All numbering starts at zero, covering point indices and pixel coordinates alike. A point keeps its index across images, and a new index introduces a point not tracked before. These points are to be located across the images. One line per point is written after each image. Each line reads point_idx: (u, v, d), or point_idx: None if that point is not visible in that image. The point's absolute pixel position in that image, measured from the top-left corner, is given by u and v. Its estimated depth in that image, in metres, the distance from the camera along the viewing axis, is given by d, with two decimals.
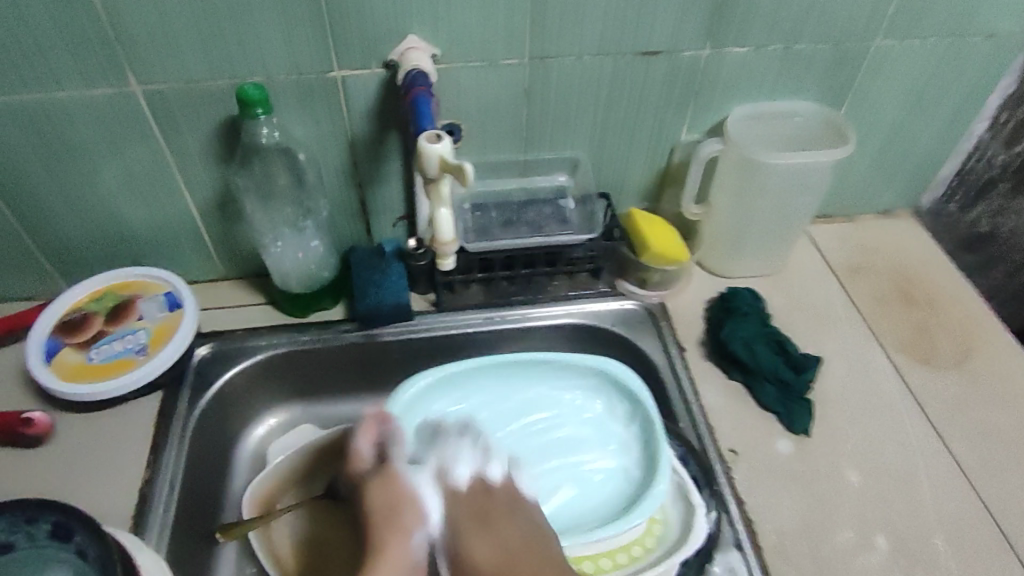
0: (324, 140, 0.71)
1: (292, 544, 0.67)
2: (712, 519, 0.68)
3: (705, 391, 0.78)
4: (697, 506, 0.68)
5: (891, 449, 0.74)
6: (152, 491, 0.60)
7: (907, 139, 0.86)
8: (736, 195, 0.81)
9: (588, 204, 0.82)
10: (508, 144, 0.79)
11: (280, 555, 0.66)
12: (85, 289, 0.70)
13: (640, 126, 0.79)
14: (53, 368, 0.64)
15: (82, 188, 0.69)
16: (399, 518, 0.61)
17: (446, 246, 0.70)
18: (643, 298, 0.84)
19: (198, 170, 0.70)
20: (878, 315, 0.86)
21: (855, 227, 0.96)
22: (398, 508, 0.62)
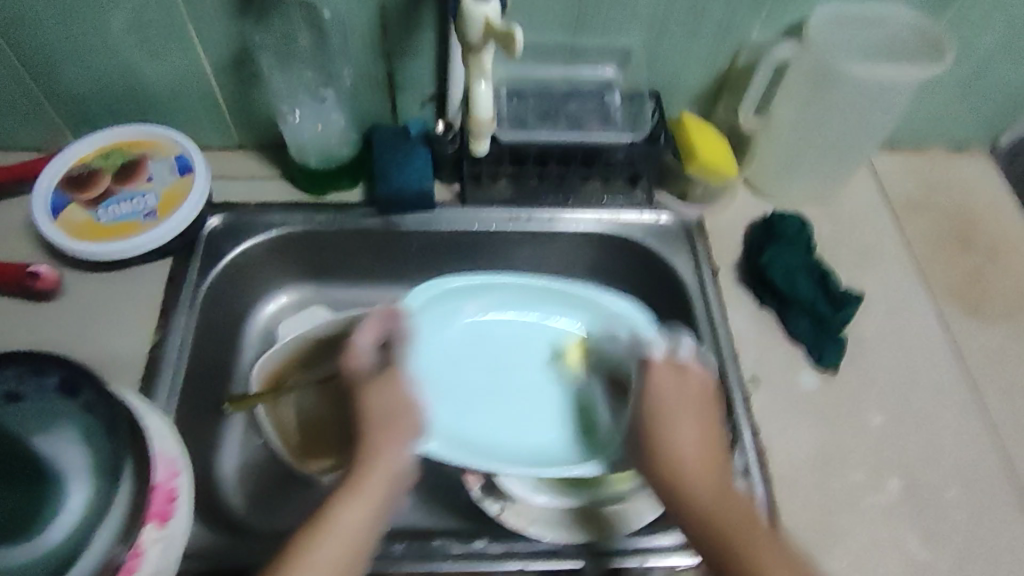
0: (354, 3, 0.67)
1: (298, 420, 0.74)
2: (722, 443, 0.64)
3: (733, 316, 0.73)
4: None
5: (922, 394, 0.70)
6: (162, 355, 0.66)
7: (1007, 64, 0.76)
8: (801, 105, 0.73)
9: (636, 102, 0.75)
10: (556, 26, 0.71)
11: (286, 428, 0.74)
12: (92, 146, 0.74)
13: (708, 18, 0.70)
14: (61, 224, 0.70)
15: (93, 30, 0.67)
16: (404, 419, 0.58)
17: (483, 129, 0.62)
18: (681, 212, 0.78)
19: (212, 22, 0.67)
20: (930, 255, 0.78)
21: (924, 160, 0.86)
22: (397, 414, 0.58)
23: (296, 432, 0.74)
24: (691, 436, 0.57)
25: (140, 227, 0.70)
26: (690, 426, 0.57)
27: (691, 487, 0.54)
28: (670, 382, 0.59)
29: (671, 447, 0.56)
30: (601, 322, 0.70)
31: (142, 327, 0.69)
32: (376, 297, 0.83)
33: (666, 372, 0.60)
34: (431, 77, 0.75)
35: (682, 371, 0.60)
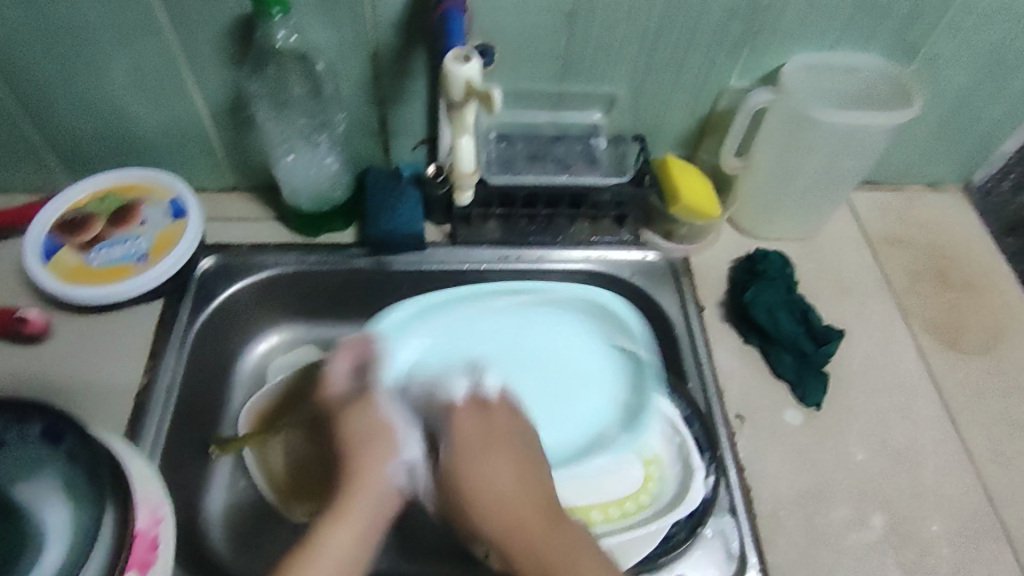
0: (346, 52, 0.69)
1: (285, 461, 0.74)
2: (710, 484, 0.65)
3: (718, 353, 0.74)
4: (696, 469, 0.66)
5: (905, 429, 0.71)
6: (150, 396, 0.67)
7: (975, 107, 0.79)
8: (780, 149, 0.75)
9: (620, 146, 0.79)
10: (541, 74, 0.73)
11: (272, 469, 0.74)
12: (85, 190, 0.75)
13: (688, 65, 0.73)
14: (53, 267, 0.70)
15: (89, 77, 0.69)
16: (381, 442, 0.59)
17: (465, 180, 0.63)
18: (667, 251, 0.80)
19: (207, 69, 0.69)
20: (908, 290, 0.80)
21: (899, 197, 0.89)
22: (375, 434, 0.60)
23: (283, 472, 0.74)
24: (507, 477, 0.53)
25: (133, 270, 0.71)
26: (489, 464, 0.54)
27: (503, 486, 0.53)
28: (473, 429, 0.57)
29: (484, 490, 0.53)
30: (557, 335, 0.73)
31: (132, 370, 0.69)
32: None
33: (469, 423, 0.58)
34: (421, 122, 0.77)
35: (484, 409, 0.59)
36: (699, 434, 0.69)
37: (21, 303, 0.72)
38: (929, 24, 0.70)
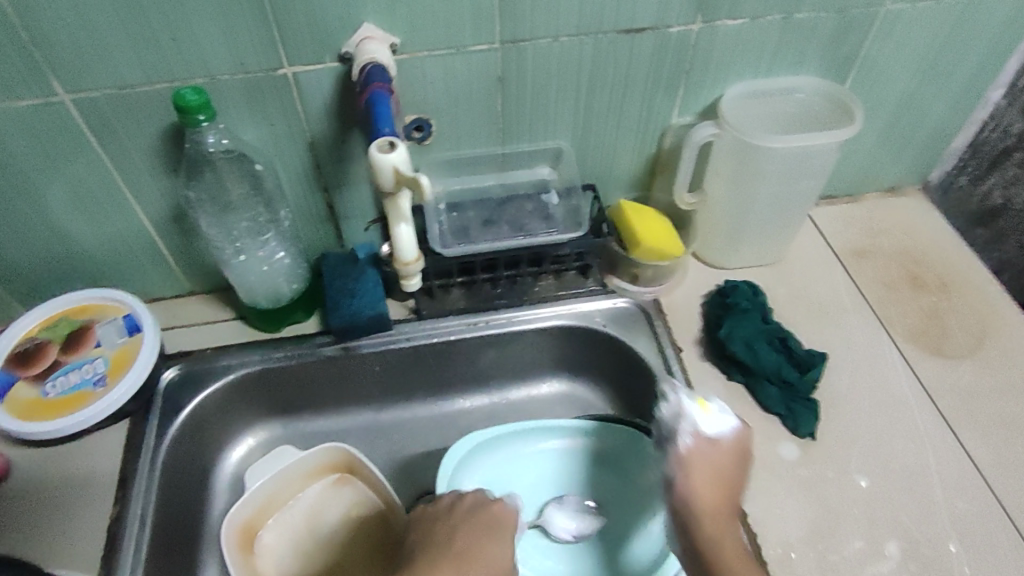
0: (283, 146, 0.68)
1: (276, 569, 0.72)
2: None
3: (703, 394, 0.72)
4: None
5: (905, 446, 0.69)
6: (122, 529, 0.64)
7: (919, 109, 0.79)
8: (731, 182, 0.75)
9: (573, 198, 0.76)
10: (483, 139, 0.73)
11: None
12: (37, 318, 0.73)
13: (627, 111, 0.72)
14: (8, 405, 0.67)
15: (26, 208, 0.68)
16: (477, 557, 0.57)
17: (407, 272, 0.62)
18: (636, 295, 0.78)
19: (146, 182, 0.68)
20: (885, 301, 0.79)
21: (861, 208, 0.89)
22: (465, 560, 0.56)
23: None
24: (721, 539, 0.53)
25: (92, 396, 0.68)
26: (700, 474, 0.56)
27: (706, 527, 0.54)
28: (703, 465, 0.56)
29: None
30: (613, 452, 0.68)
31: (101, 499, 0.66)
32: (344, 425, 0.82)
33: (702, 451, 0.57)
34: (370, 203, 0.76)
35: (715, 444, 0.57)
36: None
37: None
38: (856, 39, 0.70)
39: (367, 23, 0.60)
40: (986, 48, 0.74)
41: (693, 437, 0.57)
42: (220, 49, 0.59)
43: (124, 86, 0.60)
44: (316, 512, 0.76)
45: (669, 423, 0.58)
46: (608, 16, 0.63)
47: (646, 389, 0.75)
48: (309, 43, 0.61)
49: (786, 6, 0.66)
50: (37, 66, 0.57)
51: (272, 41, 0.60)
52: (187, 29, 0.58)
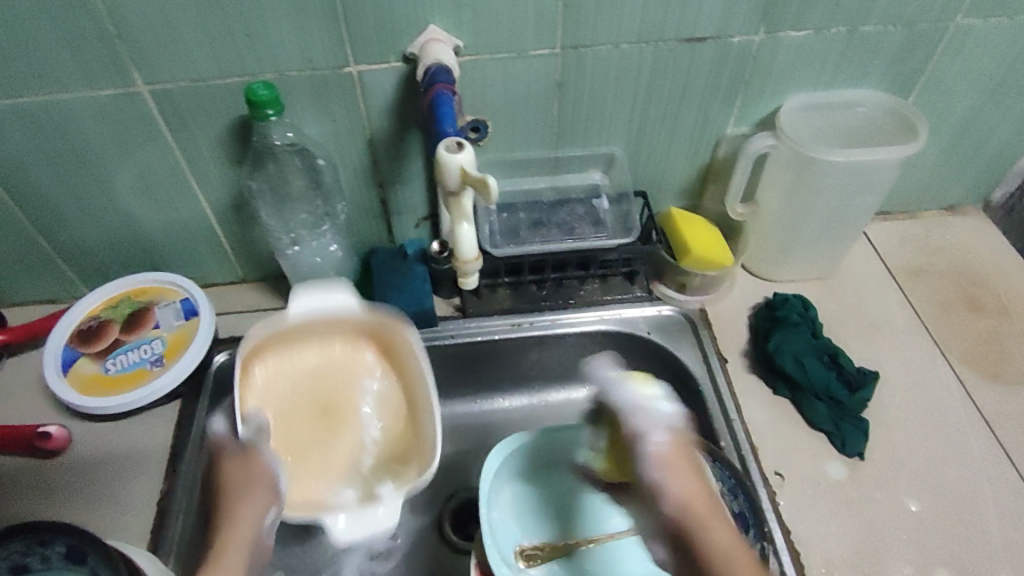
0: (342, 141, 0.70)
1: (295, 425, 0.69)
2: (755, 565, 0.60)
3: (749, 407, 0.71)
4: None
5: (958, 473, 0.67)
6: (170, 503, 0.66)
7: (985, 128, 0.77)
8: (786, 194, 0.74)
9: (623, 203, 0.76)
10: (537, 142, 0.73)
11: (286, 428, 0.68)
12: (101, 297, 0.76)
13: (682, 120, 0.72)
14: (71, 379, 0.70)
15: (97, 191, 0.71)
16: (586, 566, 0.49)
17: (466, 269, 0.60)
18: (682, 303, 0.78)
19: (210, 171, 0.71)
20: (941, 322, 0.77)
21: (918, 225, 0.87)
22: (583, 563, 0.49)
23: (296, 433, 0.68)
24: (722, 541, 0.44)
25: (149, 376, 0.71)
26: (675, 474, 0.47)
27: (710, 528, 0.45)
28: (683, 463, 0.48)
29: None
30: None
31: (152, 477, 0.68)
32: None
33: (677, 447, 0.50)
34: (422, 200, 0.77)
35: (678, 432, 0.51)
36: (743, 508, 0.62)
37: (40, 416, 0.72)
38: (923, 54, 0.69)
39: (432, 25, 0.61)
40: None
41: (667, 433, 0.50)
42: (290, 45, 0.61)
43: (197, 78, 0.63)
44: (326, 352, 0.72)
45: (634, 421, 0.52)
46: (670, 25, 0.63)
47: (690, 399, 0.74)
48: (375, 42, 0.62)
49: (852, 19, 0.65)
50: (118, 57, 0.60)
51: (339, 40, 0.61)
52: (260, 25, 0.60)
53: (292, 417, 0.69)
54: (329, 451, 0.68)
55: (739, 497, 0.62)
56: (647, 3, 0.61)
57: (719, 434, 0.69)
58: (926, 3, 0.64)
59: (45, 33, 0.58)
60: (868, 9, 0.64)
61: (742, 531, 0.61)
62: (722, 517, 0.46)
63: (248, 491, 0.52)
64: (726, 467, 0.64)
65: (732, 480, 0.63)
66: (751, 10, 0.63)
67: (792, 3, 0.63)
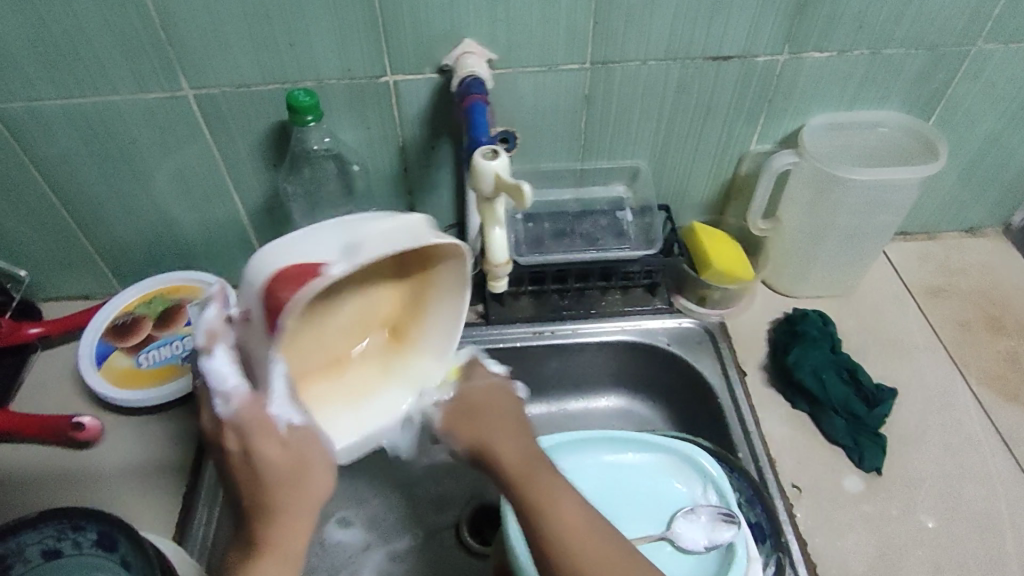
0: (376, 148, 0.72)
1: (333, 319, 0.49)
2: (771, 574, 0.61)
3: (767, 420, 0.72)
4: (754, 560, 0.61)
5: (976, 492, 0.67)
6: (196, 498, 0.67)
7: (1005, 152, 0.79)
8: (807, 211, 0.75)
9: (647, 216, 0.78)
10: (564, 154, 0.75)
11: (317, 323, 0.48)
12: (135, 292, 0.78)
13: (707, 136, 0.74)
14: (105, 371, 0.73)
15: (137, 190, 0.73)
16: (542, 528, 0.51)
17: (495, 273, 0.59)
18: (702, 316, 0.79)
19: (247, 173, 0.73)
20: (960, 342, 0.78)
21: (937, 245, 0.87)
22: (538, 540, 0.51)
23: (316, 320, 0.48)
24: (564, 511, 0.50)
25: (180, 370, 0.73)
26: (495, 429, 0.54)
27: (546, 500, 0.50)
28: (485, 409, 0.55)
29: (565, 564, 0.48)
30: (666, 467, 0.68)
31: (180, 470, 0.70)
32: None
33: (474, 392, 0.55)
34: (450, 207, 0.79)
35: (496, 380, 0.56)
36: (760, 518, 0.64)
37: (74, 406, 0.74)
38: (944, 77, 0.71)
39: (467, 39, 0.64)
40: None
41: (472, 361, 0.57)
42: (331, 55, 0.64)
43: (240, 84, 0.65)
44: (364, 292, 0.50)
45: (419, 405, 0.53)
46: (697, 43, 0.65)
47: (708, 411, 0.75)
48: (412, 53, 0.64)
49: (875, 41, 0.67)
50: (167, 62, 0.63)
51: (378, 50, 0.64)
52: (303, 34, 0.62)
53: (317, 332, 0.49)
54: (326, 331, 0.49)
55: (756, 506, 0.64)
56: (676, 21, 0.63)
57: (736, 445, 0.70)
58: (948, 27, 0.66)
59: (100, 37, 0.61)
60: (891, 32, 0.66)
61: (758, 540, 0.62)
62: (550, 472, 0.52)
63: (300, 507, 0.47)
64: (742, 478, 0.66)
65: (749, 491, 0.65)
66: (777, 30, 0.65)
67: (817, 25, 0.65)
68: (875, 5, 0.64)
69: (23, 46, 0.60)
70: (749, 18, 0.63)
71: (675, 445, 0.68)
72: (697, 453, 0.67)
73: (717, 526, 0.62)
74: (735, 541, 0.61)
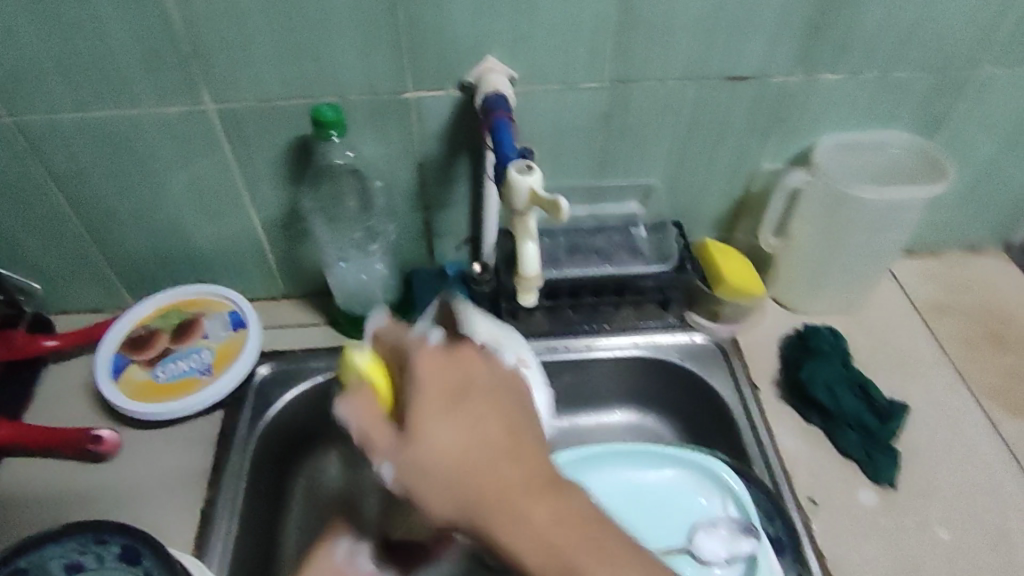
0: (395, 164, 0.73)
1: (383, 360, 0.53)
2: None
3: (781, 433, 0.73)
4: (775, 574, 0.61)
5: (988, 505, 0.68)
6: (213, 513, 0.67)
7: (1005, 173, 0.81)
8: (819, 228, 0.77)
9: (660, 232, 0.80)
10: (580, 170, 0.76)
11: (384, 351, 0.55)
12: (152, 305, 0.78)
13: (720, 154, 0.76)
14: (120, 385, 0.72)
15: (154, 203, 0.73)
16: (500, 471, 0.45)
17: (527, 287, 0.59)
18: (712, 332, 0.80)
19: (265, 187, 0.73)
20: (966, 357, 0.79)
21: (941, 263, 0.90)
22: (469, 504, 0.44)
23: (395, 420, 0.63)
24: (503, 473, 0.45)
25: (198, 384, 0.72)
26: (444, 428, 0.46)
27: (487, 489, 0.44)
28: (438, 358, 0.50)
29: (422, 449, 0.45)
30: (688, 482, 0.68)
31: (194, 485, 0.69)
32: None
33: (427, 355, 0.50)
34: (466, 223, 0.80)
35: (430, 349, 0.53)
36: (780, 532, 0.64)
37: (86, 421, 0.74)
38: (950, 100, 0.73)
39: (491, 57, 0.65)
40: None
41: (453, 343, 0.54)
42: (356, 72, 0.64)
43: (264, 99, 0.66)
44: None
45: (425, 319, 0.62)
46: (714, 64, 0.67)
47: (722, 425, 0.76)
48: (435, 71, 0.65)
49: (884, 65, 0.69)
50: (192, 76, 0.63)
51: (401, 67, 0.65)
52: (329, 51, 0.63)
53: None
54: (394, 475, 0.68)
55: (775, 522, 0.65)
56: (694, 42, 0.65)
57: (753, 459, 0.70)
58: (953, 52, 0.68)
59: (126, 51, 0.61)
60: (899, 56, 0.68)
61: (779, 554, 0.63)
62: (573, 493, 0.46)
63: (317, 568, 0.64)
64: (760, 491, 0.67)
65: (767, 504, 0.66)
66: (791, 52, 0.67)
67: (830, 46, 0.66)
68: (886, 30, 0.66)
69: (49, 59, 0.61)
70: (765, 40, 0.65)
71: (696, 457, 0.69)
72: (716, 463, 0.68)
73: (736, 538, 0.63)
74: (756, 553, 0.62)
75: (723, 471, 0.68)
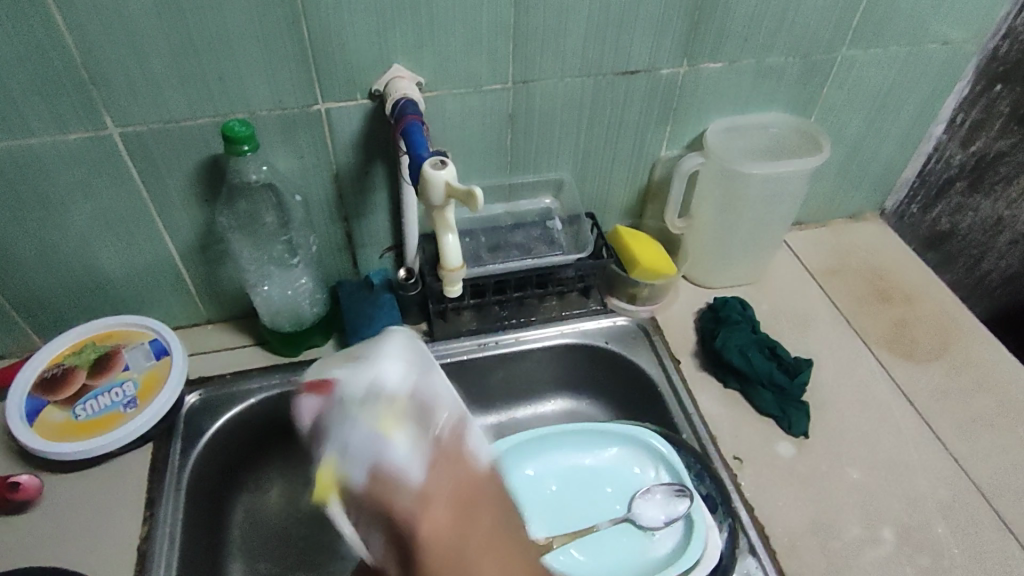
0: (310, 176, 0.73)
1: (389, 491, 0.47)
2: (727, 537, 0.65)
3: (703, 400, 0.78)
4: (710, 527, 0.65)
5: (890, 442, 0.75)
6: (151, 546, 0.65)
7: (872, 145, 0.90)
8: (718, 206, 0.83)
9: (575, 223, 0.83)
10: (492, 170, 0.79)
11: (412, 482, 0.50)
12: (63, 344, 0.75)
13: (622, 144, 0.80)
14: (37, 427, 0.68)
15: (58, 236, 0.71)
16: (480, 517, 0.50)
17: (452, 278, 0.61)
18: (632, 314, 0.84)
19: (176, 210, 0.72)
20: (857, 312, 0.87)
21: (829, 231, 0.98)
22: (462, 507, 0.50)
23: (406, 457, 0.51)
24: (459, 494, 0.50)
25: (123, 418, 0.70)
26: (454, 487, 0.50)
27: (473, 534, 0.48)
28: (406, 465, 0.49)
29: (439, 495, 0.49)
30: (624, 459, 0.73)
31: (127, 523, 0.67)
32: None
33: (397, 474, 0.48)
34: (386, 230, 0.81)
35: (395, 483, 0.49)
36: (710, 489, 0.68)
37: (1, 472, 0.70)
38: (819, 80, 0.81)
39: (396, 64, 0.67)
40: (926, 90, 0.85)
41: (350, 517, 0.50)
42: (262, 87, 0.65)
43: (168, 120, 0.65)
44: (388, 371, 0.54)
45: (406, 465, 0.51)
46: (607, 58, 0.71)
47: (649, 401, 0.80)
48: (342, 81, 0.67)
49: (759, 52, 0.75)
50: (91, 102, 0.62)
51: (308, 78, 0.66)
52: (232, 69, 0.63)
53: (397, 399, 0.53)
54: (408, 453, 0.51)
55: (706, 481, 0.68)
56: (587, 38, 0.69)
57: (680, 426, 0.75)
58: (818, 37, 0.76)
59: (17, 80, 0.59)
60: (772, 42, 0.75)
61: (711, 510, 0.66)
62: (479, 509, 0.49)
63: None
64: (691, 455, 0.71)
65: (698, 466, 0.70)
66: (675, 44, 0.72)
67: (709, 38, 0.72)
68: (757, 18, 0.72)
69: None
70: (651, 34, 0.70)
71: (630, 432, 0.73)
72: (647, 433, 0.73)
73: (671, 501, 0.68)
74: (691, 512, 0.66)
75: (655, 441, 0.72)
